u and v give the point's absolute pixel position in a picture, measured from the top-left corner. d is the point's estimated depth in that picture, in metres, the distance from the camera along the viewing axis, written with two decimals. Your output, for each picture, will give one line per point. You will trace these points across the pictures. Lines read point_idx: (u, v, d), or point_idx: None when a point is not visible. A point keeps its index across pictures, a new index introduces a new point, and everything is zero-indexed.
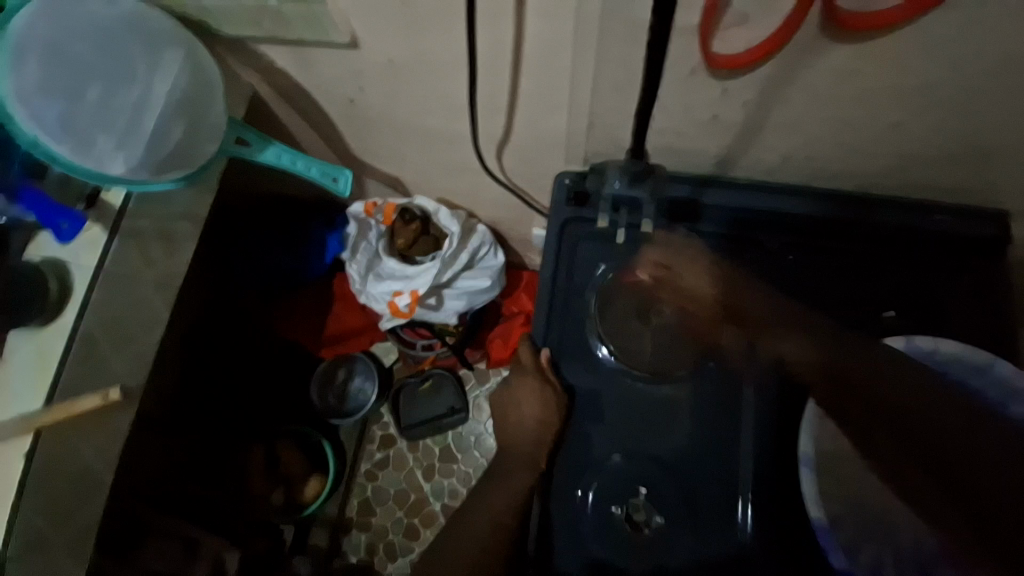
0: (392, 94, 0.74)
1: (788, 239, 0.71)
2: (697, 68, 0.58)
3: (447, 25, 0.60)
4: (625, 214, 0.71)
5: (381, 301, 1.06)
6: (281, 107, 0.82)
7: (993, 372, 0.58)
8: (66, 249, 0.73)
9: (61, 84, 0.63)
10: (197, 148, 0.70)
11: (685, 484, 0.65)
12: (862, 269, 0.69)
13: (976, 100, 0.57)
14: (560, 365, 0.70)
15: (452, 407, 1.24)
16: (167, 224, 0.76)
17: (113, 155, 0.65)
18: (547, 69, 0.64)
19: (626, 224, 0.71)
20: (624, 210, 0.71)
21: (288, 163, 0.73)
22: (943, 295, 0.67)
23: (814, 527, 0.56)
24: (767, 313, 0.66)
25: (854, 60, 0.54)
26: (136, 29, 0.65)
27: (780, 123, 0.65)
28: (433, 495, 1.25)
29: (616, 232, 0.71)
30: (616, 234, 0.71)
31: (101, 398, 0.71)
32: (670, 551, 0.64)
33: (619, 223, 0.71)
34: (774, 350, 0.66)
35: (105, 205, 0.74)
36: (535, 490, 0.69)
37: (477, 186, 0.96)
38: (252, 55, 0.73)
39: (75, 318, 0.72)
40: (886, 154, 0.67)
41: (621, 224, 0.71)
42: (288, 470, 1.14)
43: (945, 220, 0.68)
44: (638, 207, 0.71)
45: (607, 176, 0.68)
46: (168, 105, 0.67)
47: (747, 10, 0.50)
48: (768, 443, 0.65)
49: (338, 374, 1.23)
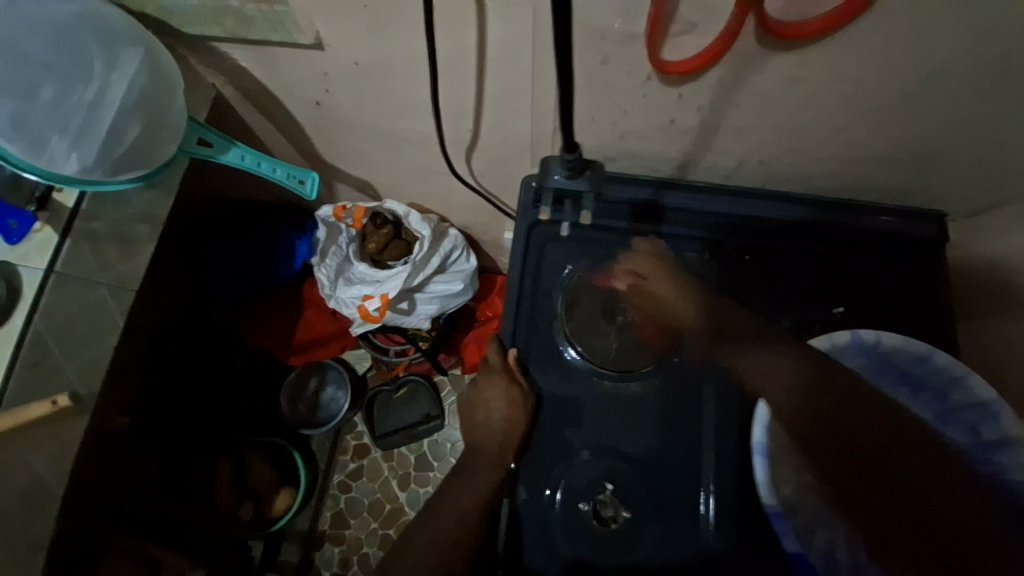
0: (359, 96, 0.75)
1: (744, 239, 0.74)
2: (652, 74, 0.60)
3: (410, 26, 0.61)
4: (570, 206, 0.74)
5: (351, 306, 1.05)
6: (247, 109, 0.82)
7: (932, 361, 0.61)
8: (16, 251, 0.70)
9: (14, 84, 0.61)
10: (154, 147, 0.68)
11: (650, 481, 0.66)
12: (811, 269, 0.72)
13: (911, 106, 0.61)
14: (528, 366, 0.71)
15: (427, 414, 1.24)
16: (123, 227, 0.74)
17: (66, 155, 0.64)
18: (510, 73, 0.66)
19: (571, 217, 0.74)
20: (568, 203, 0.74)
21: (252, 165, 0.72)
22: (888, 292, 0.71)
23: (769, 513, 0.57)
24: (741, 327, 0.67)
25: (798, 68, 0.58)
26: (94, 27, 0.64)
27: (733, 128, 0.68)
28: (408, 504, 1.23)
29: (560, 225, 0.74)
30: (561, 227, 0.74)
31: (49, 406, 0.67)
32: (636, 546, 0.65)
33: (564, 217, 0.74)
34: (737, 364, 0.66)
35: (58, 206, 0.71)
36: (503, 490, 0.68)
37: (448, 190, 0.97)
38: (216, 58, 0.72)
39: (24, 321, 0.69)
40: (832, 158, 0.71)
41: (567, 217, 0.74)
42: (256, 483, 1.13)
43: (889, 221, 0.72)
44: (580, 199, 0.73)
45: (548, 169, 0.71)
46: (125, 104, 0.65)
47: (694, 18, 0.53)
48: (729, 437, 0.67)
49: (310, 383, 1.23)
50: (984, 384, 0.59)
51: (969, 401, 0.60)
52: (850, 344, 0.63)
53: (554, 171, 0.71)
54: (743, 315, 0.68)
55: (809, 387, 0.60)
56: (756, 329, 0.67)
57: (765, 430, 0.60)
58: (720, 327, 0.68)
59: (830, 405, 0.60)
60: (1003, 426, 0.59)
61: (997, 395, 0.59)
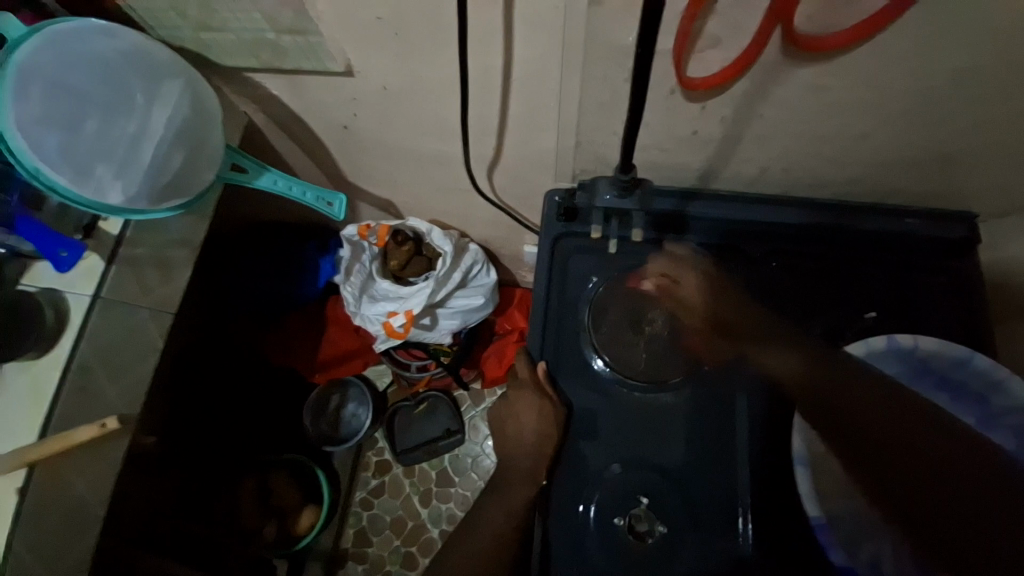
0: (385, 118, 0.77)
1: (771, 248, 0.74)
2: (675, 88, 0.61)
3: (439, 49, 0.63)
4: (616, 223, 0.75)
5: (375, 323, 1.07)
6: (276, 134, 0.85)
7: (972, 365, 0.60)
8: (63, 278, 0.73)
9: (61, 117, 0.63)
10: (195, 176, 0.71)
11: (684, 494, 0.66)
12: (839, 274, 0.71)
13: (937, 109, 0.61)
14: (557, 378, 0.71)
15: (448, 428, 1.24)
16: (162, 251, 0.76)
17: (113, 185, 0.66)
18: (536, 92, 0.67)
19: (618, 233, 0.74)
20: (615, 220, 0.75)
21: (283, 188, 0.74)
22: (919, 296, 0.70)
23: (814, 525, 0.56)
24: (743, 319, 0.69)
25: (821, 77, 0.58)
26: (139, 62, 0.67)
27: (756, 137, 0.68)
28: (431, 521, 1.23)
29: (608, 242, 0.75)
30: (609, 244, 0.74)
31: (98, 428, 0.68)
32: (673, 562, 0.64)
33: (612, 233, 0.74)
34: (761, 359, 0.67)
35: (103, 234, 0.74)
36: (536, 510, 0.67)
37: (469, 206, 0.98)
38: (249, 86, 0.75)
39: (71, 346, 0.71)
40: (855, 164, 0.71)
41: (614, 234, 0.75)
42: (281, 501, 1.13)
43: (916, 223, 0.72)
44: (627, 217, 0.75)
45: (598, 187, 0.73)
46: (167, 134, 0.68)
47: (719, 34, 0.54)
48: (763, 447, 0.66)
49: (331, 401, 1.24)
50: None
51: (1011, 405, 0.59)
52: (889, 350, 0.62)
53: (603, 189, 0.73)
54: (774, 319, 0.68)
55: (841, 395, 0.59)
56: (784, 329, 0.67)
57: (804, 440, 0.60)
58: (726, 321, 0.69)
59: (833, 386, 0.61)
60: None
61: None
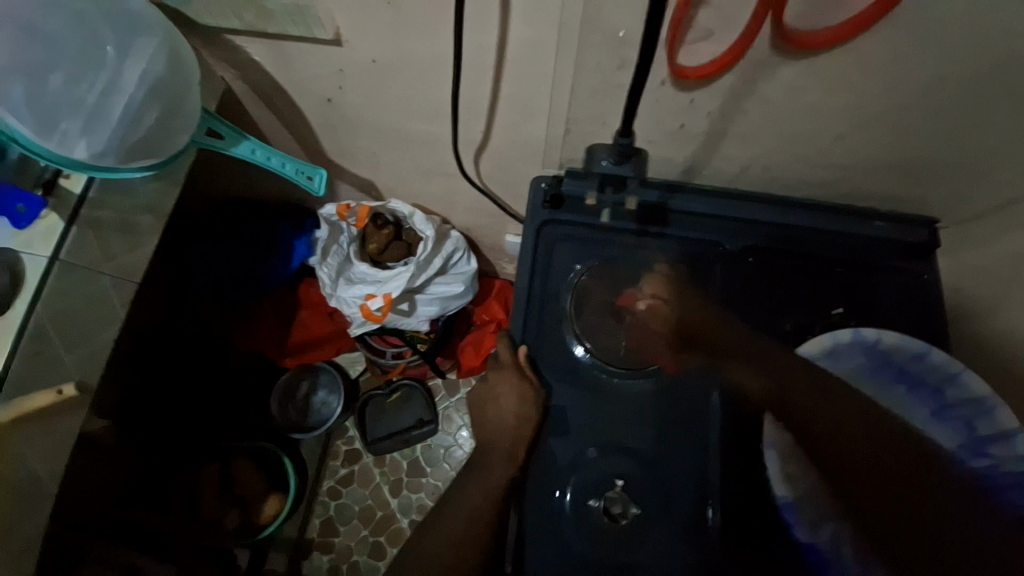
0: (372, 93, 0.75)
1: (750, 243, 0.76)
2: (666, 79, 0.62)
3: (434, 22, 0.61)
4: (611, 190, 0.75)
5: (352, 306, 1.05)
6: (256, 105, 0.82)
7: (927, 359, 0.65)
8: (20, 238, 0.68)
9: (24, 63, 0.59)
10: (169, 136, 0.68)
11: (658, 479, 0.67)
12: (811, 271, 0.74)
13: (906, 116, 0.64)
14: (539, 364, 0.71)
15: (421, 419, 1.23)
16: (129, 217, 0.72)
17: (78, 139, 0.63)
18: (528, 74, 0.67)
19: (611, 203, 0.76)
20: (610, 188, 0.75)
21: (262, 159, 0.72)
22: (884, 293, 0.73)
23: (782, 504, 0.63)
24: (727, 336, 0.69)
25: (805, 76, 0.60)
26: (113, 12, 0.63)
27: (740, 133, 0.70)
28: (400, 511, 1.21)
29: (602, 210, 0.76)
30: (603, 211, 0.76)
31: (55, 395, 0.66)
32: (645, 546, 0.65)
33: (607, 202, 0.76)
34: (736, 378, 0.68)
35: (64, 191, 0.69)
36: (510, 506, 0.68)
37: (453, 191, 0.97)
38: (228, 51, 0.72)
39: (27, 308, 0.66)
40: (830, 164, 0.74)
41: (608, 204, 0.76)
42: (243, 489, 1.09)
43: (884, 226, 0.76)
44: (623, 184, 0.74)
45: (594, 155, 0.71)
46: (141, 90, 0.64)
47: (712, 26, 0.55)
48: (737, 435, 0.68)
49: (302, 386, 1.22)
50: (978, 380, 0.62)
51: (966, 397, 0.63)
52: (856, 343, 0.66)
53: (600, 156, 0.71)
54: (747, 330, 0.69)
55: (784, 372, 0.63)
56: (760, 346, 0.67)
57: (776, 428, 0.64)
58: (683, 317, 0.72)
59: (810, 388, 0.62)
60: (999, 420, 0.60)
61: (991, 392, 0.61)
